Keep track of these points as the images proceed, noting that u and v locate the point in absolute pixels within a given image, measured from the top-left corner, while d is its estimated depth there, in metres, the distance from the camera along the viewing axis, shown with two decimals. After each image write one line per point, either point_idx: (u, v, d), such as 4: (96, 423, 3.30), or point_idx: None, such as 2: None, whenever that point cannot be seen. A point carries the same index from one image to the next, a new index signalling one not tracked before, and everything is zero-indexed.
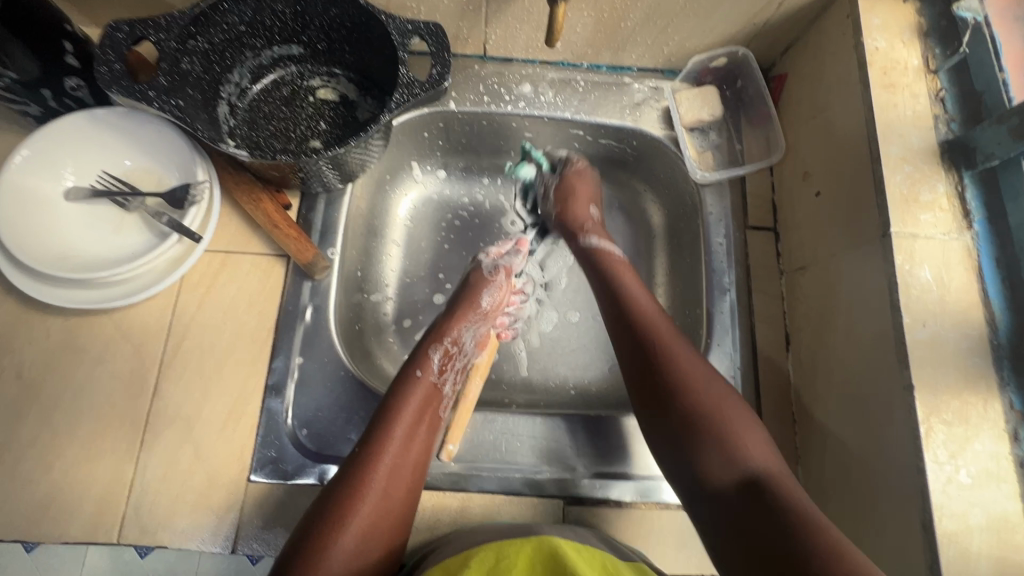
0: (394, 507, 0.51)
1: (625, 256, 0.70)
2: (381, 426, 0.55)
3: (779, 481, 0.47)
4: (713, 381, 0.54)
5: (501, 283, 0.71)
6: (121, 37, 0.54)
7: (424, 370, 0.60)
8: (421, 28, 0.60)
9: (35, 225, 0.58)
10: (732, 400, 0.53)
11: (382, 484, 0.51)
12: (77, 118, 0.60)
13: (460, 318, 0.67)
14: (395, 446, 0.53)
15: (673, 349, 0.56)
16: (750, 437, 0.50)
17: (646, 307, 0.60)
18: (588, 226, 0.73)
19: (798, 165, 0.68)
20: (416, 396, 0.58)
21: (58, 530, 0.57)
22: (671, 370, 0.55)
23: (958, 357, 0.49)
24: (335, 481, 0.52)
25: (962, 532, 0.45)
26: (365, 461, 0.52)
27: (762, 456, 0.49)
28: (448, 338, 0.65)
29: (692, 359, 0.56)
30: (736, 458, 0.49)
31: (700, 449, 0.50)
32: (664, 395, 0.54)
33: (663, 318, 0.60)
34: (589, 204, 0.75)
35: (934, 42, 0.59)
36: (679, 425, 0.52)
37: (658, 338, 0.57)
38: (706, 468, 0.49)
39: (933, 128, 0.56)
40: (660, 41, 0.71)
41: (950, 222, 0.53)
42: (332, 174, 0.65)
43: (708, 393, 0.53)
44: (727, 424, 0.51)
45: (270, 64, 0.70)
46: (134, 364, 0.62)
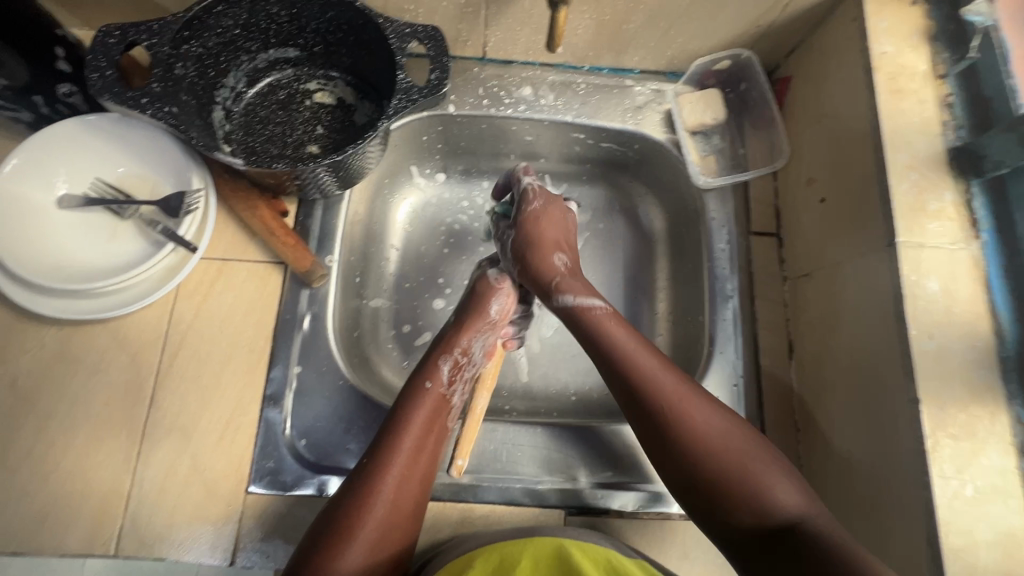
0: (402, 518, 0.51)
1: (611, 306, 0.61)
2: (391, 437, 0.54)
3: (819, 525, 0.44)
4: (730, 430, 0.50)
5: (508, 291, 0.67)
6: (113, 42, 0.54)
7: (434, 381, 0.59)
8: (419, 31, 0.60)
9: (28, 235, 0.57)
10: (744, 435, 0.50)
11: (390, 495, 0.51)
12: (69, 125, 0.59)
13: (468, 328, 0.64)
14: (404, 457, 0.53)
15: (673, 396, 0.52)
16: (780, 484, 0.47)
17: (640, 359, 0.54)
18: (558, 280, 0.63)
19: (802, 170, 0.67)
20: (425, 407, 0.57)
21: (54, 543, 0.56)
22: (677, 421, 0.50)
23: (965, 369, 0.49)
24: (344, 490, 0.52)
25: (968, 547, 0.45)
26: (373, 472, 0.52)
27: (791, 501, 0.46)
28: (457, 349, 0.63)
29: (693, 403, 0.51)
30: (772, 513, 0.46)
31: (731, 508, 0.47)
32: (678, 459, 0.50)
33: (671, 373, 0.53)
34: (551, 251, 0.65)
35: (942, 46, 0.58)
36: (705, 489, 0.48)
37: (652, 391, 0.52)
38: (739, 522, 0.46)
39: (941, 135, 0.55)
40: (663, 43, 0.70)
41: (957, 231, 0.53)
42: (330, 180, 0.64)
43: (717, 436, 0.49)
44: (755, 472, 0.47)
45: (266, 68, 0.69)
46: (131, 374, 0.61)
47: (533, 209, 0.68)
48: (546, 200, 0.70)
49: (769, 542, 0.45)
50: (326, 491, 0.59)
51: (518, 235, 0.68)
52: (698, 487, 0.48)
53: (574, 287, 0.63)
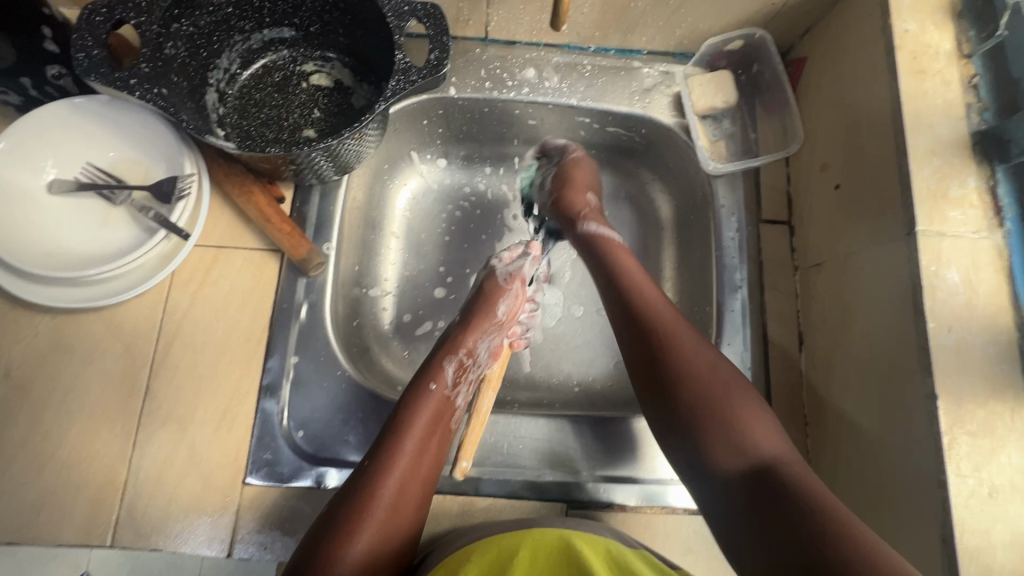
0: (402, 522, 0.50)
1: (626, 244, 0.66)
2: (392, 438, 0.53)
3: (791, 469, 0.45)
4: (718, 369, 0.51)
5: (515, 291, 0.67)
6: (99, 20, 0.51)
7: (437, 383, 0.58)
8: (418, 9, 0.57)
9: (16, 221, 0.56)
10: (728, 373, 0.51)
11: (390, 498, 0.50)
12: (57, 107, 0.57)
13: (474, 328, 0.64)
14: (405, 459, 0.52)
15: (672, 327, 0.54)
16: (758, 425, 0.47)
17: (647, 293, 0.57)
18: (586, 211, 0.69)
19: (816, 156, 0.65)
20: (428, 408, 0.56)
21: (51, 533, 0.56)
22: (670, 351, 0.52)
23: (985, 364, 0.47)
24: (343, 493, 0.50)
25: (984, 548, 0.43)
26: (373, 475, 0.50)
27: (769, 441, 0.47)
28: (463, 349, 0.62)
29: (688, 338, 0.53)
30: (749, 447, 0.46)
31: (706, 437, 0.48)
32: (665, 386, 0.51)
33: (670, 308, 0.57)
34: (585, 190, 0.71)
35: (968, 24, 0.55)
36: (686, 414, 0.49)
37: (654, 316, 0.55)
38: (710, 454, 0.47)
39: (965, 118, 0.53)
40: (673, 22, 0.67)
41: (980, 219, 0.50)
42: (326, 165, 0.62)
43: (707, 368, 0.51)
44: (735, 404, 0.48)
45: (261, 48, 0.67)
46: (126, 364, 0.60)
47: (579, 157, 0.74)
48: (588, 163, 0.74)
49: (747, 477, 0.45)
50: (324, 483, 0.59)
51: (558, 176, 0.73)
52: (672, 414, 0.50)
53: (598, 220, 0.68)
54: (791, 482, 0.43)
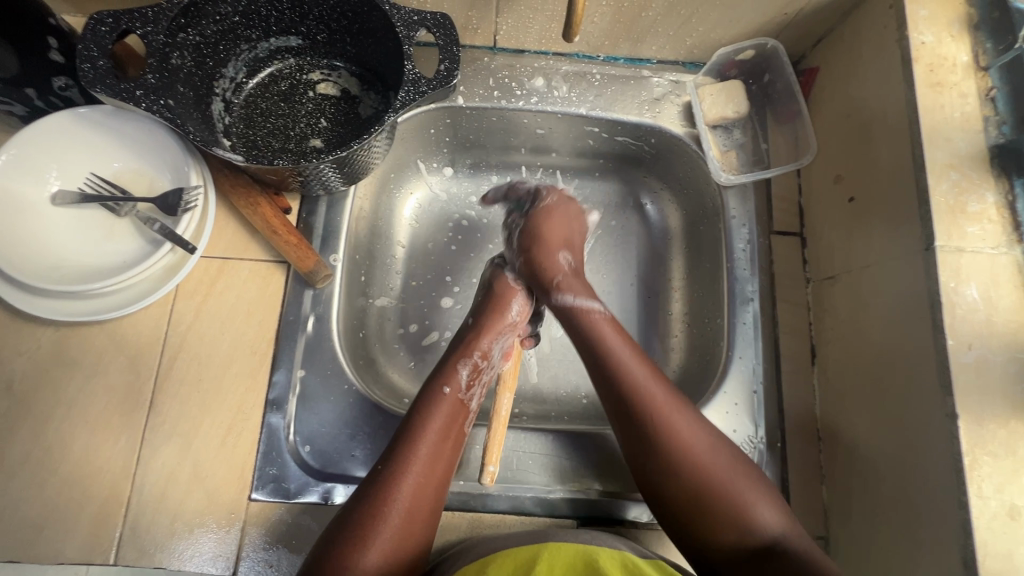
0: (418, 528, 0.49)
1: (610, 311, 0.60)
2: (407, 443, 0.52)
3: (798, 545, 0.46)
4: (717, 449, 0.50)
5: (528, 293, 0.66)
6: (105, 30, 0.51)
7: (451, 387, 0.57)
8: (427, 19, 0.56)
9: (19, 233, 0.55)
10: (724, 449, 0.50)
11: (406, 503, 0.49)
12: (62, 118, 0.56)
13: (488, 330, 0.62)
14: (421, 464, 0.51)
15: (659, 403, 0.52)
16: (762, 505, 0.48)
17: (630, 364, 0.54)
18: (560, 277, 0.62)
19: (828, 167, 0.64)
20: (443, 412, 0.55)
21: (53, 551, 0.55)
22: (664, 429, 0.50)
23: (1006, 382, 0.46)
24: (357, 498, 0.49)
25: (1007, 571, 0.42)
26: (388, 479, 0.50)
27: (772, 521, 0.47)
28: (477, 352, 0.61)
29: (684, 411, 0.52)
30: (753, 533, 0.46)
31: (711, 523, 0.47)
32: (663, 473, 0.49)
33: (658, 380, 0.54)
34: (557, 249, 0.65)
35: (985, 36, 0.55)
36: (687, 503, 0.48)
37: (642, 400, 0.52)
38: (721, 543, 0.47)
39: (983, 132, 0.52)
40: (683, 32, 0.66)
41: (999, 235, 0.49)
42: (334, 176, 0.61)
43: (704, 454, 0.49)
44: (735, 488, 0.48)
45: (267, 57, 0.66)
46: (130, 377, 0.60)
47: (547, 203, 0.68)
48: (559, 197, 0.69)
49: (755, 557, 0.46)
50: (331, 499, 0.58)
51: (529, 224, 0.67)
52: (669, 520, 0.50)
53: (573, 285, 0.62)
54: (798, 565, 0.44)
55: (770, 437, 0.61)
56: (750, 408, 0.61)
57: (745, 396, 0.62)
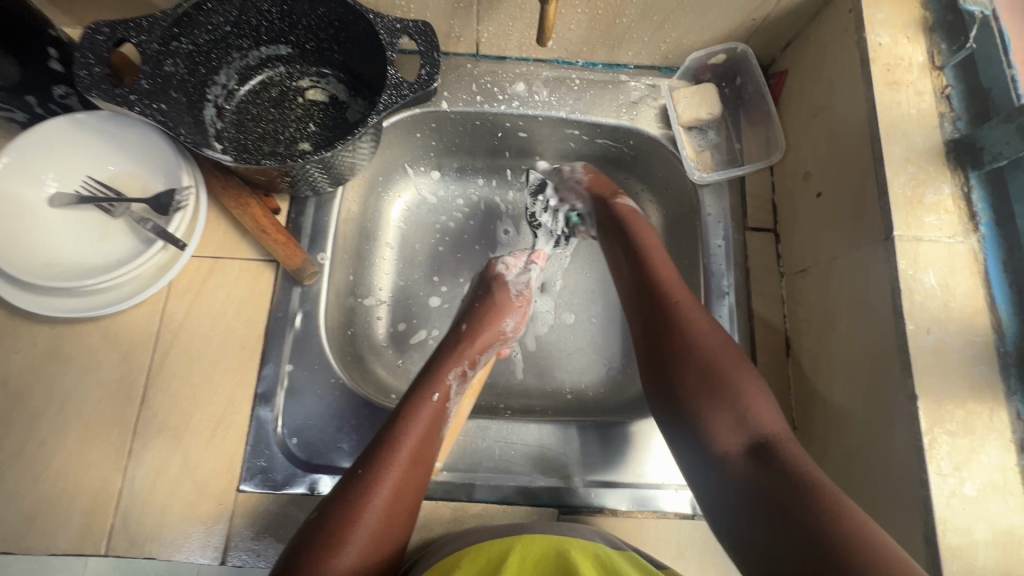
0: (393, 530, 0.50)
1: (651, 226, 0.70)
2: (389, 446, 0.53)
3: (788, 446, 0.47)
4: (727, 347, 0.55)
5: (524, 308, 0.71)
6: (101, 39, 0.53)
7: (441, 394, 0.59)
8: (409, 26, 0.59)
9: (16, 233, 0.57)
10: (728, 344, 0.55)
11: (384, 506, 0.50)
12: (60, 123, 0.59)
13: (481, 340, 0.66)
14: (401, 467, 0.52)
15: (682, 300, 0.59)
16: (762, 404, 0.51)
17: (661, 275, 0.62)
18: (619, 193, 0.73)
19: (798, 165, 0.67)
20: (426, 416, 0.57)
21: (46, 542, 0.56)
22: (685, 319, 0.57)
23: (963, 365, 0.48)
24: (335, 499, 0.50)
25: (966, 546, 0.44)
26: (369, 481, 0.51)
27: (768, 420, 0.50)
28: (467, 360, 0.64)
29: (706, 318, 0.58)
30: (749, 418, 0.50)
31: (710, 408, 0.51)
32: (675, 351, 0.55)
33: (682, 286, 0.61)
34: (620, 195, 0.73)
35: (940, 37, 0.57)
36: (696, 388, 0.52)
37: (665, 293, 0.60)
38: (714, 429, 0.50)
39: (939, 127, 0.54)
40: (657, 38, 0.69)
41: (955, 224, 0.52)
42: (321, 177, 0.64)
43: (711, 339, 0.55)
44: (740, 379, 0.52)
45: (258, 65, 0.69)
46: (123, 373, 0.61)
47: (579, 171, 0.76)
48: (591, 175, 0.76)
49: (745, 445, 0.48)
50: (317, 490, 0.59)
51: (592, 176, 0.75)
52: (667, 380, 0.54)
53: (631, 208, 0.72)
54: (781, 460, 0.46)
55: None
56: None
57: None
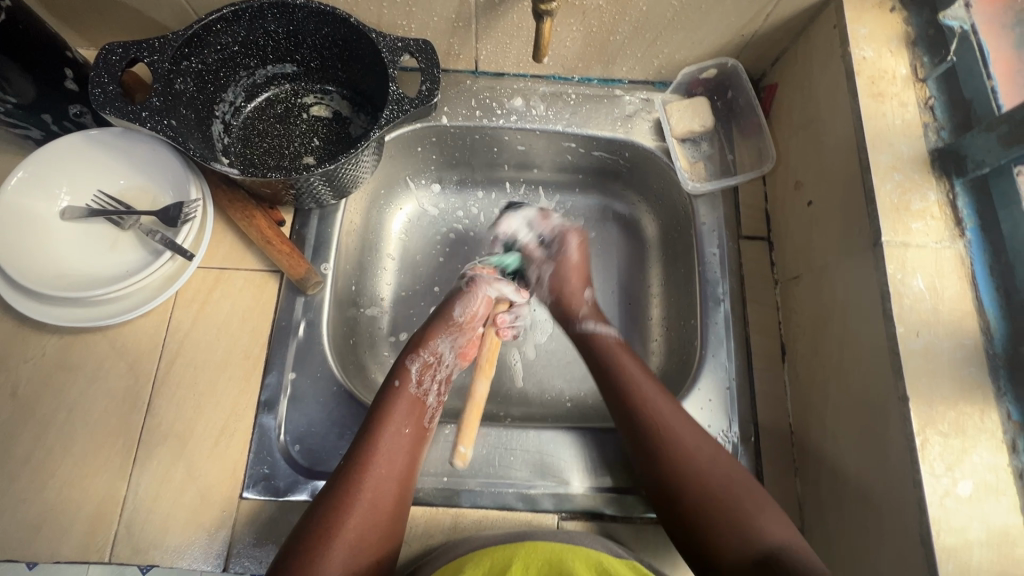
0: (384, 516, 0.52)
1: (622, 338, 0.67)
2: (367, 436, 0.56)
3: (801, 556, 0.48)
4: (716, 461, 0.54)
5: (478, 295, 0.71)
6: (115, 59, 0.56)
7: (402, 380, 0.61)
8: (410, 45, 0.62)
9: (30, 244, 0.59)
10: (714, 451, 0.55)
11: (367, 494, 0.52)
12: (74, 140, 0.61)
13: (435, 329, 0.67)
14: (380, 456, 0.55)
15: (677, 433, 0.56)
16: (765, 516, 0.51)
17: (643, 391, 0.59)
18: (585, 310, 0.70)
19: (789, 175, 0.68)
20: (397, 405, 0.59)
21: (50, 549, 0.57)
22: (669, 444, 0.55)
23: (953, 367, 0.49)
24: (324, 493, 0.53)
25: (961, 546, 0.44)
26: (349, 471, 0.53)
27: (775, 532, 0.50)
28: (426, 350, 0.65)
29: (686, 427, 0.57)
30: (758, 539, 0.49)
31: (717, 532, 0.50)
32: (672, 484, 0.54)
33: (663, 396, 0.59)
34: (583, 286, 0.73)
35: (922, 51, 0.60)
36: (698, 522, 0.52)
37: (656, 423, 0.57)
38: (722, 551, 0.50)
39: (923, 137, 0.56)
40: (650, 54, 0.71)
41: (942, 230, 0.53)
42: (325, 190, 0.66)
43: (704, 462, 0.54)
44: (739, 502, 0.51)
45: (264, 83, 0.71)
46: (129, 381, 0.62)
47: (568, 251, 0.74)
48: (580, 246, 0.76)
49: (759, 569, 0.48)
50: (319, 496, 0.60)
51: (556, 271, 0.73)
52: (681, 535, 0.53)
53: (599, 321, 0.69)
54: None
55: (744, 431, 0.63)
56: (724, 403, 0.64)
57: (718, 393, 0.64)
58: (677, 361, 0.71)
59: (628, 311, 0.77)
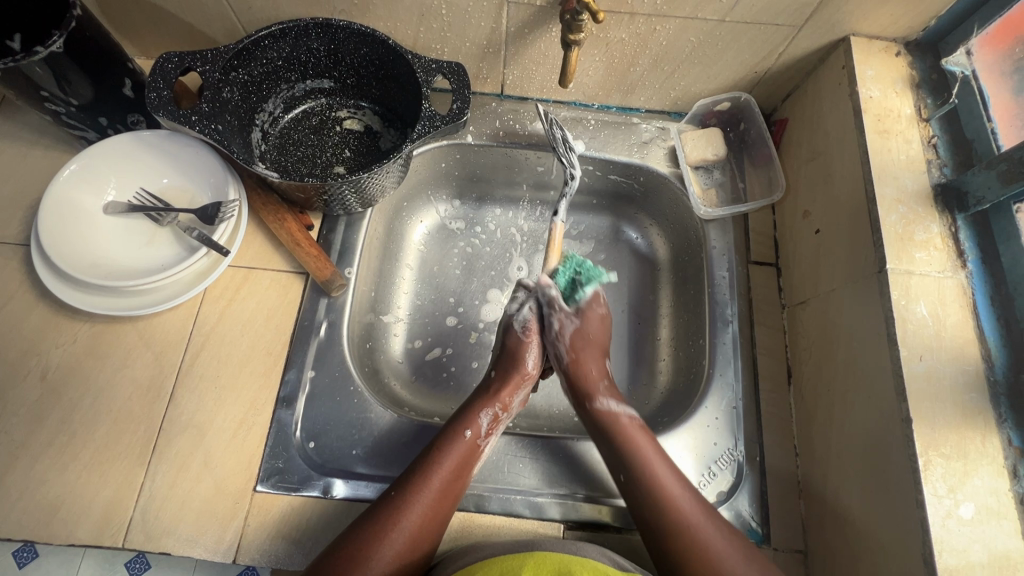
0: (417, 556, 0.54)
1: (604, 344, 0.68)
2: (420, 475, 0.57)
3: None
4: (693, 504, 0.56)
5: (536, 341, 0.67)
6: (171, 67, 0.60)
7: (473, 431, 0.61)
8: (444, 67, 0.65)
9: (73, 233, 0.62)
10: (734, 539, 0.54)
11: (411, 533, 0.54)
12: (124, 139, 0.65)
13: (512, 382, 0.65)
14: (432, 500, 0.56)
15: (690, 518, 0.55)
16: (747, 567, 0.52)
17: (672, 490, 0.56)
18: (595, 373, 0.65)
19: (797, 204, 0.71)
20: (458, 452, 0.59)
21: (66, 532, 0.58)
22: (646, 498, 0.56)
23: (955, 392, 0.50)
24: (366, 515, 0.54)
25: (963, 567, 0.45)
26: (399, 505, 0.55)
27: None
28: (501, 402, 0.64)
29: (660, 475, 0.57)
30: None
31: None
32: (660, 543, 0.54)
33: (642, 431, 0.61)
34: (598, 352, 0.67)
35: (926, 93, 0.64)
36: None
37: (696, 532, 0.54)
38: None
39: (927, 173, 0.59)
40: (667, 85, 0.75)
41: (945, 260, 0.55)
42: (353, 198, 0.69)
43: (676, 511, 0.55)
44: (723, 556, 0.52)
45: (302, 96, 0.75)
46: (153, 371, 0.65)
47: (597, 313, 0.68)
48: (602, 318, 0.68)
49: None
50: (331, 493, 0.61)
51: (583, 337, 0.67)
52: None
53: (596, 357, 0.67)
54: None
55: (750, 451, 0.64)
56: (730, 423, 0.65)
57: (724, 411, 0.66)
58: (684, 381, 0.73)
59: (638, 331, 0.80)
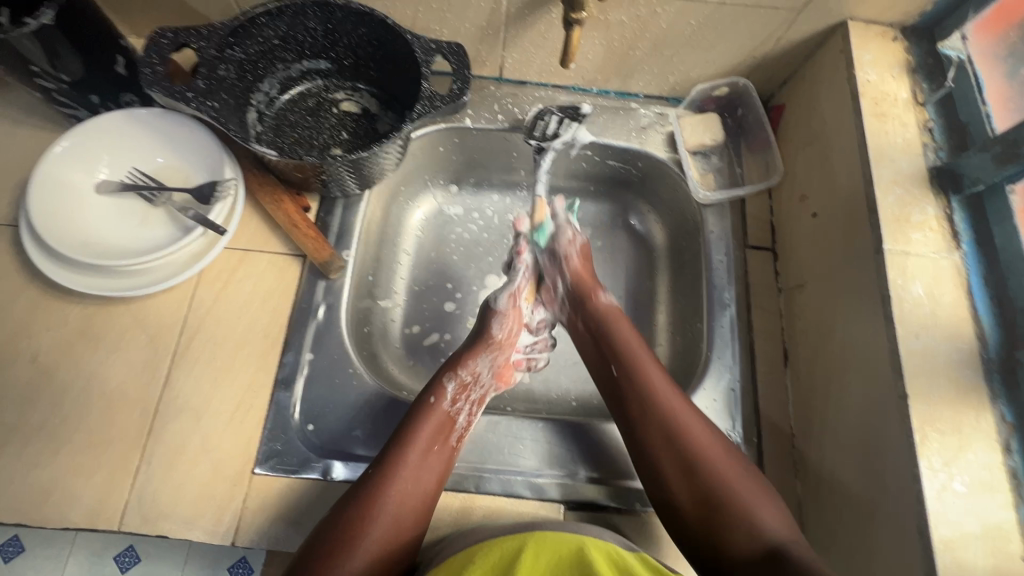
0: (404, 533, 0.53)
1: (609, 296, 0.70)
2: (394, 450, 0.57)
3: (799, 545, 0.50)
4: (708, 433, 0.57)
5: (513, 311, 0.71)
6: (165, 42, 0.59)
7: (438, 397, 0.62)
8: (444, 47, 0.65)
9: (64, 212, 0.61)
10: (732, 456, 0.56)
11: (393, 510, 0.53)
12: (116, 117, 0.64)
13: (475, 349, 0.67)
14: (407, 472, 0.55)
15: (695, 433, 0.57)
16: (762, 502, 0.53)
17: (680, 412, 0.58)
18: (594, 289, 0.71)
19: (794, 188, 0.72)
20: (430, 422, 0.59)
21: (59, 516, 0.57)
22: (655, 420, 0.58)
23: (950, 368, 0.51)
24: (346, 499, 0.54)
25: (957, 539, 0.46)
26: (378, 484, 0.54)
27: (776, 521, 0.52)
28: (465, 369, 0.65)
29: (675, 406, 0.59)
30: (757, 530, 0.51)
31: (723, 515, 0.52)
32: (669, 449, 0.56)
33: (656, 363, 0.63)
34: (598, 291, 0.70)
35: (922, 77, 0.64)
36: (692, 498, 0.54)
37: (702, 453, 0.55)
38: (729, 535, 0.51)
39: (923, 155, 0.60)
40: (666, 69, 0.75)
41: (940, 242, 0.56)
42: (351, 179, 0.68)
43: (684, 436, 0.56)
44: (737, 485, 0.53)
45: (299, 77, 0.74)
46: (148, 354, 0.64)
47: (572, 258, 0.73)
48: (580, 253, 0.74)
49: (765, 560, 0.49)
50: (330, 475, 0.61)
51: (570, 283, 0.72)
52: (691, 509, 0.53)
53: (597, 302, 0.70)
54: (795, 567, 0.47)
55: (747, 432, 0.65)
56: (728, 405, 0.65)
57: (722, 392, 0.66)
58: (681, 364, 0.74)
59: (636, 316, 0.80)
